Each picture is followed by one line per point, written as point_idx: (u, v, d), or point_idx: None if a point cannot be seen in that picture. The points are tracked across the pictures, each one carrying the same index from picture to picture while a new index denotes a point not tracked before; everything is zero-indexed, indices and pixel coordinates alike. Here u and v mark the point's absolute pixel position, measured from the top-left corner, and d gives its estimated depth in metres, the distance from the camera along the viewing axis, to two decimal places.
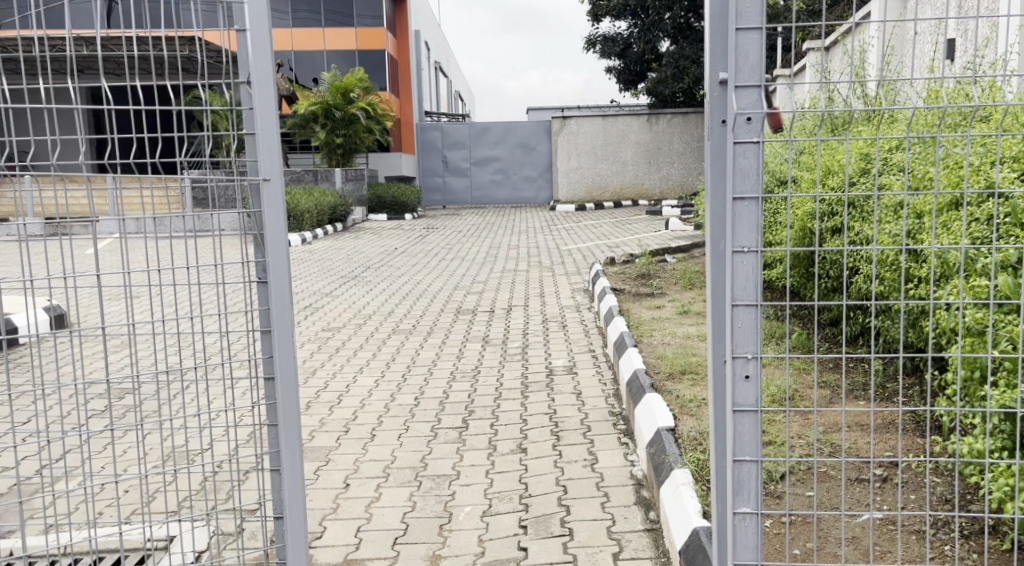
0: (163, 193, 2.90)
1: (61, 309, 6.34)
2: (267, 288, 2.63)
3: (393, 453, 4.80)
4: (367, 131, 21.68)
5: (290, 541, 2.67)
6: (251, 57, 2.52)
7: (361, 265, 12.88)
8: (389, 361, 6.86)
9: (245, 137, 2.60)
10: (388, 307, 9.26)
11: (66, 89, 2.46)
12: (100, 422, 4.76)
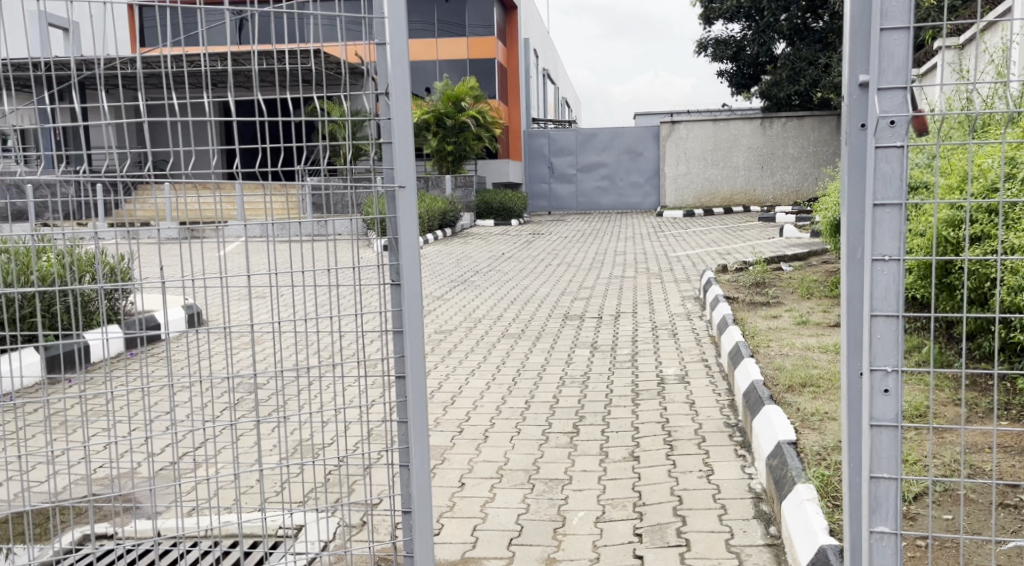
0: (283, 198, 3.00)
1: (194, 306, 6.63)
2: (400, 290, 2.79)
3: (506, 455, 4.82)
4: (476, 138, 21.94)
5: (416, 534, 2.86)
6: (392, 69, 2.70)
7: (470, 269, 13.03)
8: (500, 365, 6.91)
9: (382, 146, 2.79)
10: (498, 311, 9.34)
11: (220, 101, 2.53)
12: (229, 413, 4.96)
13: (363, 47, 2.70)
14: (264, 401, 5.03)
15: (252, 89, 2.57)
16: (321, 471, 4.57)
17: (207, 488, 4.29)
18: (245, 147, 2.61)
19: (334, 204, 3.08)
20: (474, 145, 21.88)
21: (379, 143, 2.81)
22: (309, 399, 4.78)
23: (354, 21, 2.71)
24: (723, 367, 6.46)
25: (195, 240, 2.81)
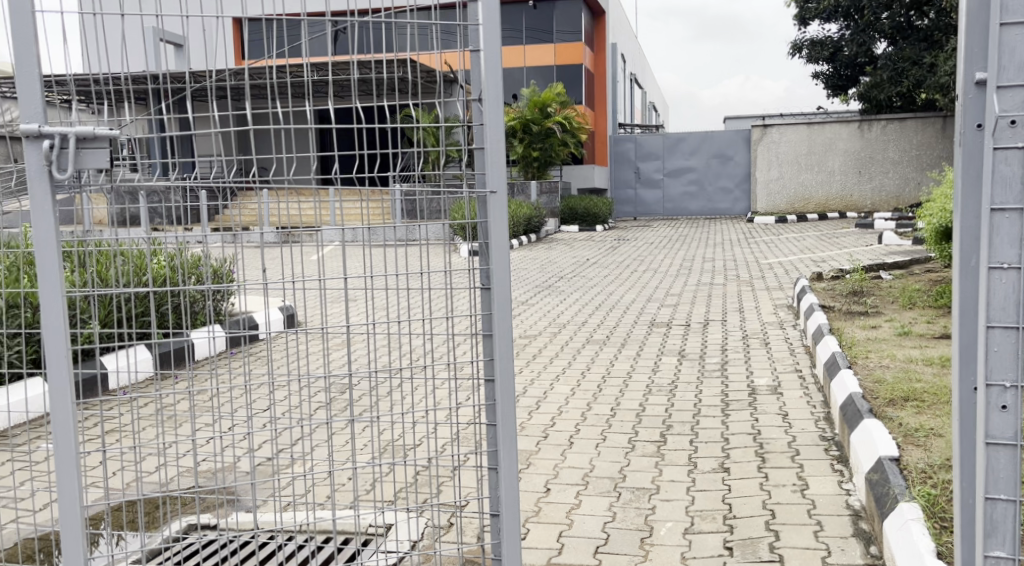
0: (376, 204, 3.03)
1: (287, 307, 6.78)
2: (490, 294, 2.81)
3: (592, 462, 4.77)
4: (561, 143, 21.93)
5: (506, 539, 2.85)
6: (485, 74, 2.71)
7: (555, 274, 13.01)
8: (585, 371, 6.85)
9: (475, 152, 2.80)
10: (584, 317, 9.28)
11: (316, 109, 2.57)
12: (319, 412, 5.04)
13: (460, 54, 2.73)
14: (354, 402, 5.10)
15: (350, 97, 2.61)
16: (407, 472, 4.60)
17: (298, 485, 4.37)
18: (337, 155, 2.66)
19: (424, 209, 3.10)
20: (560, 151, 21.86)
21: (471, 149, 2.82)
22: (396, 401, 4.82)
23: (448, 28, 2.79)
24: (817, 378, 6.26)
25: (289, 245, 2.87)
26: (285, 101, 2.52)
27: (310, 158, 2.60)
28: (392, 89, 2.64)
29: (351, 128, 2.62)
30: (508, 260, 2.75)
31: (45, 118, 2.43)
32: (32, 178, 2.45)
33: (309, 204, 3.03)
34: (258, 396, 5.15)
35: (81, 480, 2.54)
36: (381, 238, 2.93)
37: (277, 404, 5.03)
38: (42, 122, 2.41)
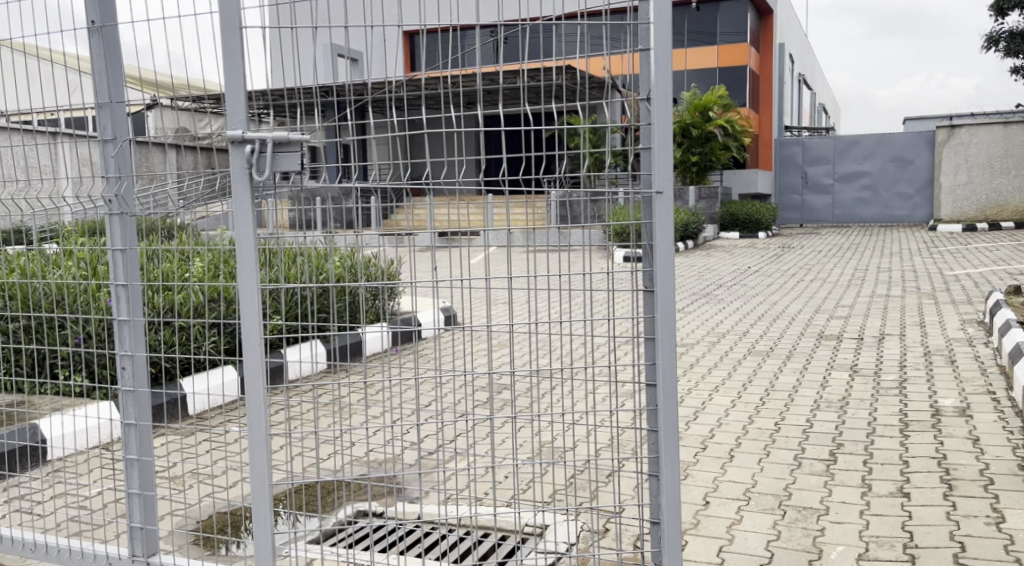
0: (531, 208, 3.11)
1: (449, 308, 6.95)
2: (653, 296, 2.90)
3: (755, 477, 4.64)
4: (723, 148, 21.44)
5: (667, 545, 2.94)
6: (654, 76, 2.80)
7: (714, 282, 12.71)
8: (746, 383, 6.66)
9: (640, 153, 2.88)
10: (744, 327, 9.02)
11: (485, 113, 2.71)
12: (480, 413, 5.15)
13: (627, 56, 2.86)
14: (513, 404, 5.17)
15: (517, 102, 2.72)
16: (565, 476, 4.64)
17: (459, 481, 4.50)
18: (504, 156, 2.79)
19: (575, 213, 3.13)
20: (722, 156, 21.38)
21: (635, 150, 2.91)
22: (554, 406, 4.86)
23: (619, 27, 2.89)
24: (1013, 402, 5.81)
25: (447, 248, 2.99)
26: (458, 106, 2.68)
27: (479, 160, 2.82)
28: (560, 93, 2.73)
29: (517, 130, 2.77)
30: (672, 264, 2.82)
31: (247, 125, 2.76)
32: (236, 176, 2.80)
33: (467, 210, 3.14)
34: (420, 395, 5.32)
35: (269, 459, 2.85)
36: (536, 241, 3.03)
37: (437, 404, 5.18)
38: (245, 128, 2.75)
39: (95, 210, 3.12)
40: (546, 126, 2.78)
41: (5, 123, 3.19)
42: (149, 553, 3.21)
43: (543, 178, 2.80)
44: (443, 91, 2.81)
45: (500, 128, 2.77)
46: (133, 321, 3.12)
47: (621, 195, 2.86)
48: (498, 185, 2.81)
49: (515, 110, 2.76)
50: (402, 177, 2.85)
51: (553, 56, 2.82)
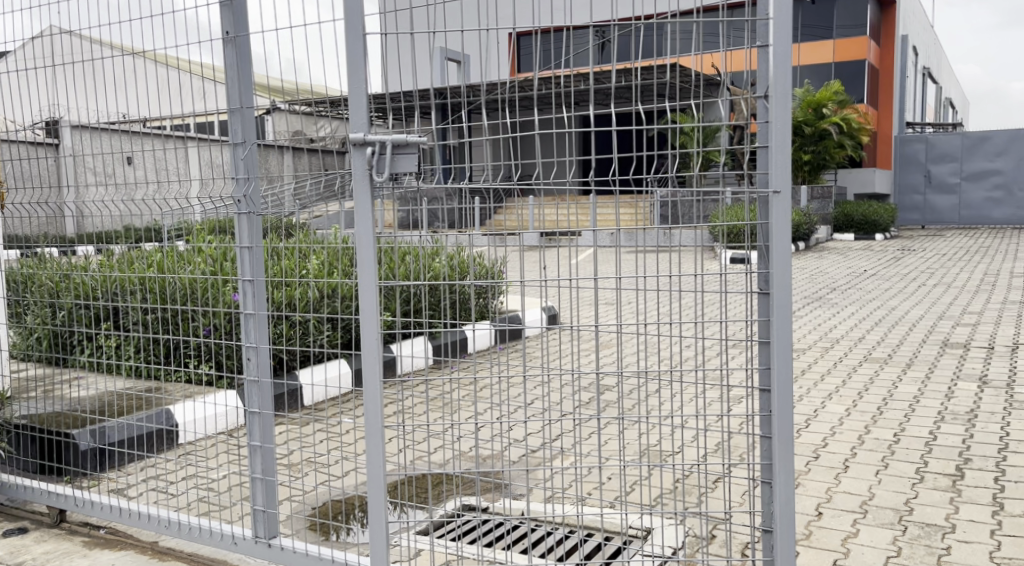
0: (630, 207, 3.14)
1: (554, 308, 6.96)
2: (768, 299, 2.97)
3: (871, 489, 4.50)
4: (839, 147, 20.78)
5: (781, 546, 2.99)
6: (774, 72, 2.87)
7: (826, 285, 12.31)
8: (863, 391, 6.45)
9: (757, 150, 2.95)
10: (859, 333, 8.71)
11: (600, 114, 2.78)
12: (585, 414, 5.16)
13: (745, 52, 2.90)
14: (619, 405, 5.16)
15: (630, 102, 2.79)
16: (673, 480, 4.61)
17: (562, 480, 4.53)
18: (615, 156, 2.87)
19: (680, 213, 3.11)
20: (835, 154, 20.76)
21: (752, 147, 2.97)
22: (663, 408, 4.83)
23: (736, 24, 2.90)
24: None
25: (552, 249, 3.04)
26: (575, 105, 2.77)
27: (576, 160, 2.87)
28: (675, 92, 2.78)
29: (630, 130, 2.86)
30: (788, 266, 2.90)
31: (368, 127, 2.89)
32: (357, 178, 2.94)
33: (569, 210, 3.16)
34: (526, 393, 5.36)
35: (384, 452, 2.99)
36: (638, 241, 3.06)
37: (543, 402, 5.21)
38: (367, 132, 2.88)
39: (224, 210, 3.30)
40: (658, 125, 2.87)
41: (144, 129, 3.37)
42: (271, 535, 3.39)
43: (653, 176, 2.85)
44: (555, 92, 2.88)
45: (614, 129, 2.86)
46: (259, 315, 3.30)
47: (732, 195, 2.98)
48: (607, 185, 2.89)
49: (629, 110, 2.86)
50: (514, 177, 2.95)
51: (668, 54, 2.84)
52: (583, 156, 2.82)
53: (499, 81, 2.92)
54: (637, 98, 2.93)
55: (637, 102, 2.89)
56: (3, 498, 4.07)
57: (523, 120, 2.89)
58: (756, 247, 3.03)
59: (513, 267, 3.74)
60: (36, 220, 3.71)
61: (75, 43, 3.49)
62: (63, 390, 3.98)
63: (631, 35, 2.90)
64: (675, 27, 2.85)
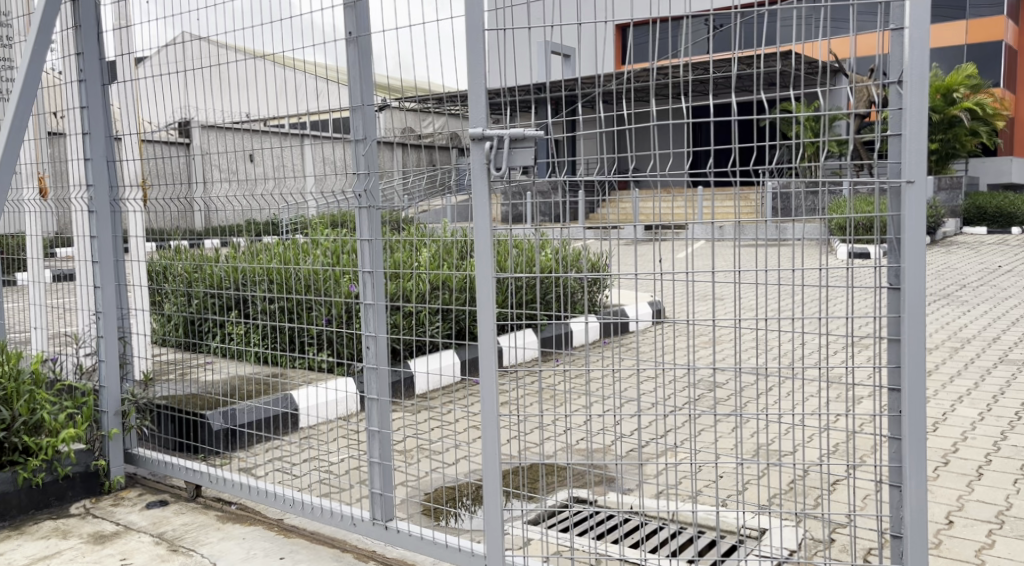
0: (741, 199, 3.11)
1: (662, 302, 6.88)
2: (899, 294, 2.89)
3: (1008, 499, 4.23)
4: (973, 136, 19.80)
5: (907, 555, 2.87)
6: (908, 56, 2.76)
7: (961, 282, 11.65)
8: (997, 394, 6.08)
9: (889, 139, 2.86)
10: (995, 332, 8.21)
11: (720, 105, 2.74)
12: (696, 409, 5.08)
13: (878, 35, 2.81)
14: (732, 401, 5.06)
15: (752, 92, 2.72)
16: (791, 481, 4.47)
17: (672, 476, 4.49)
18: (734, 146, 2.85)
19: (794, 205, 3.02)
20: (969, 143, 19.83)
21: (884, 136, 2.88)
22: (779, 404, 4.70)
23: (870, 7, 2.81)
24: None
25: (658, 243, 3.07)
26: (695, 97, 2.73)
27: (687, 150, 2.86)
28: (802, 80, 2.70)
29: (752, 120, 2.83)
30: (923, 258, 2.79)
31: (487, 122, 3.00)
32: (474, 172, 3.07)
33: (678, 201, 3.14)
34: (636, 386, 5.33)
35: (497, 441, 3.06)
36: (748, 233, 3.05)
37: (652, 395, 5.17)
38: (485, 126, 2.99)
39: (342, 204, 3.47)
40: (780, 115, 2.81)
41: (265, 128, 3.56)
42: (387, 518, 3.54)
43: (773, 167, 2.80)
44: (683, 79, 2.84)
45: (735, 119, 2.82)
46: (377, 305, 3.45)
47: (849, 186, 2.89)
48: (726, 177, 2.87)
49: (749, 99, 2.84)
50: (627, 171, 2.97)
51: (794, 39, 2.79)
52: (700, 148, 2.80)
53: (597, 74, 2.92)
54: (757, 87, 2.85)
55: (759, 91, 2.84)
56: (145, 472, 4.40)
57: (636, 113, 2.94)
58: (887, 241, 2.94)
59: (617, 259, 3.73)
60: (167, 214, 3.96)
61: (204, 48, 3.73)
62: (196, 374, 4.23)
63: (754, 22, 2.83)
64: (801, 13, 2.80)
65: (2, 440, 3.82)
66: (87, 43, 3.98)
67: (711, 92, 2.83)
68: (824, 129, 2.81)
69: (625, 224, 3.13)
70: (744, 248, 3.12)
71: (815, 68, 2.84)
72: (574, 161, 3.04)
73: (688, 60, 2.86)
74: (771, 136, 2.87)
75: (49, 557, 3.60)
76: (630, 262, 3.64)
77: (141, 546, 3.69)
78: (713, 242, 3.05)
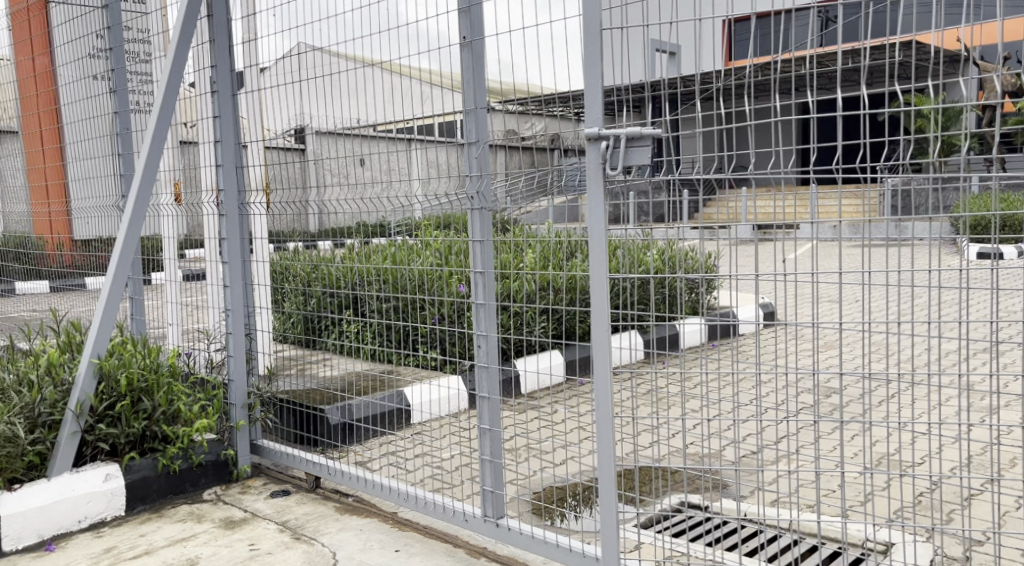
0: (857, 196, 2.98)
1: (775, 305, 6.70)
2: None
3: None
4: None
5: None
6: None
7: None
8: None
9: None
10: None
11: (859, 96, 2.60)
12: (815, 416, 4.91)
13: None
14: (853, 407, 4.87)
15: (889, 83, 2.57)
16: (922, 494, 4.25)
17: (791, 484, 4.35)
18: (864, 142, 2.70)
19: (915, 203, 2.88)
20: None
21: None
22: (906, 411, 4.49)
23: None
24: None
25: (770, 242, 2.98)
26: (825, 89, 2.60)
27: (810, 147, 2.82)
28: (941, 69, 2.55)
29: (883, 114, 2.66)
30: None
31: (603, 123, 3.05)
32: (591, 173, 3.10)
33: (790, 200, 3.05)
34: (751, 390, 5.20)
35: (609, 441, 3.04)
36: (873, 233, 2.91)
37: (767, 400, 5.04)
38: (601, 127, 3.03)
39: (447, 206, 3.55)
40: (912, 107, 2.62)
41: (374, 132, 3.69)
42: (498, 515, 3.58)
43: (905, 161, 2.66)
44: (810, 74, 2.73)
45: (865, 112, 2.67)
46: (488, 305, 3.51)
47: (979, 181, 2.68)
48: (853, 174, 2.75)
49: (881, 91, 2.63)
50: (748, 168, 2.91)
51: (932, 27, 2.62)
52: (827, 142, 2.68)
53: (715, 71, 2.88)
54: (888, 78, 2.68)
55: (891, 83, 2.64)
56: (269, 463, 4.64)
57: (756, 108, 2.81)
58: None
59: (724, 260, 3.66)
60: (285, 217, 4.12)
61: (319, 58, 3.90)
62: (315, 369, 4.45)
63: (885, 11, 2.71)
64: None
65: (144, 429, 4.16)
66: (219, 55, 4.24)
67: (838, 85, 2.71)
68: (963, 120, 2.64)
69: (733, 224, 3.01)
70: (863, 248, 2.98)
71: (950, 57, 2.68)
72: (685, 160, 3.00)
73: (813, 53, 2.75)
74: (900, 130, 2.70)
75: (186, 539, 3.84)
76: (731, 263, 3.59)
77: (268, 533, 3.89)
78: (829, 242, 2.93)
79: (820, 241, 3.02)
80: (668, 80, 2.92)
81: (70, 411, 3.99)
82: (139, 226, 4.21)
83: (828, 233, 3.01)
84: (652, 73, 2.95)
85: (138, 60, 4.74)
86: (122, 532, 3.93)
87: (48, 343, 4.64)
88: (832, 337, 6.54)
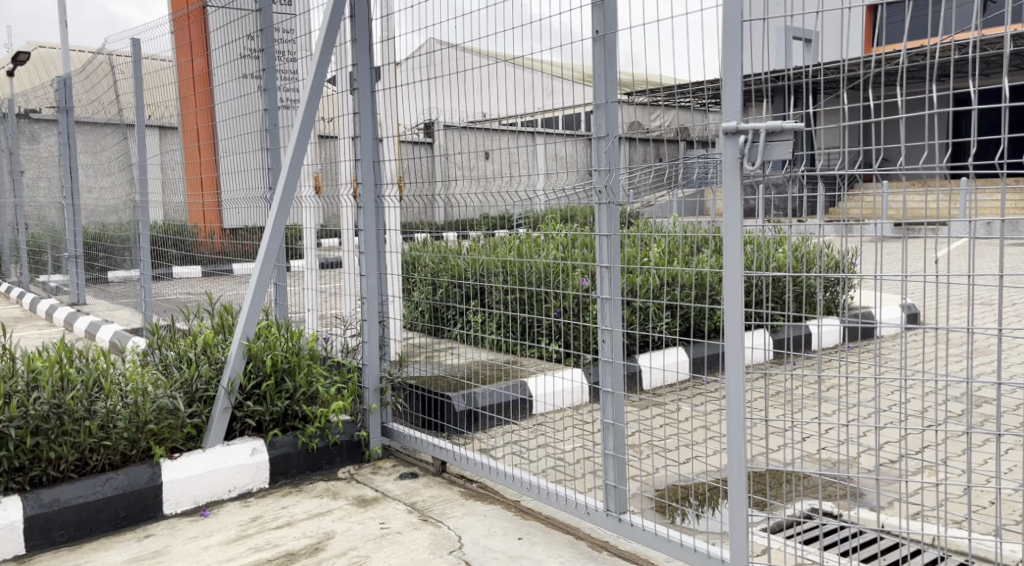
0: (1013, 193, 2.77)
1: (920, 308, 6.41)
2: None
3: None
4: None
5: None
6: None
7: None
8: None
9: None
10: None
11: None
12: (963, 427, 4.64)
13: None
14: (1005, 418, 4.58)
15: None
16: None
17: (937, 496, 4.13)
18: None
19: None
20: None
21: None
22: None
23: None
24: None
25: (914, 239, 2.82)
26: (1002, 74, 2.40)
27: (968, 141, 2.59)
28: None
29: None
30: None
31: (742, 116, 2.95)
32: (727, 166, 3.01)
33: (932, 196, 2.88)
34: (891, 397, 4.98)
35: (738, 444, 2.98)
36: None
37: (910, 407, 4.81)
38: (740, 120, 2.94)
39: (572, 199, 3.60)
40: None
41: (500, 126, 3.75)
42: (621, 509, 3.57)
43: None
44: (971, 59, 2.56)
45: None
46: (613, 300, 3.49)
47: None
48: (1017, 169, 2.55)
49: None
50: (898, 163, 2.74)
51: None
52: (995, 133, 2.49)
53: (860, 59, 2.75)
54: None
55: None
56: (400, 446, 4.81)
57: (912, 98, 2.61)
58: None
59: (855, 262, 3.53)
60: (414, 209, 4.32)
61: (453, 54, 3.98)
62: (440, 357, 4.61)
63: None
64: None
65: (286, 408, 4.43)
66: (360, 55, 4.45)
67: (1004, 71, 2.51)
68: None
69: (874, 220, 2.86)
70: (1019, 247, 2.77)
71: None
72: (827, 150, 2.89)
73: (977, 38, 2.57)
74: None
75: (322, 514, 4.05)
76: (858, 266, 3.49)
77: (397, 513, 4.04)
78: (980, 240, 2.74)
79: (970, 241, 2.83)
80: (809, 68, 2.82)
81: (222, 388, 4.28)
82: (286, 217, 4.44)
83: (979, 232, 2.82)
84: (786, 64, 2.86)
85: (286, 60, 4.99)
86: (266, 503, 4.19)
87: (204, 324, 4.99)
88: (988, 343, 6.15)
